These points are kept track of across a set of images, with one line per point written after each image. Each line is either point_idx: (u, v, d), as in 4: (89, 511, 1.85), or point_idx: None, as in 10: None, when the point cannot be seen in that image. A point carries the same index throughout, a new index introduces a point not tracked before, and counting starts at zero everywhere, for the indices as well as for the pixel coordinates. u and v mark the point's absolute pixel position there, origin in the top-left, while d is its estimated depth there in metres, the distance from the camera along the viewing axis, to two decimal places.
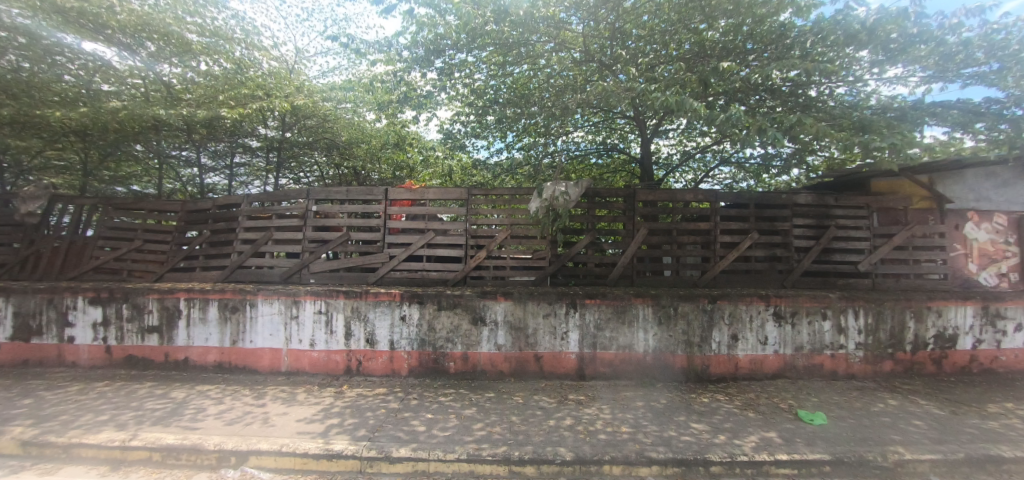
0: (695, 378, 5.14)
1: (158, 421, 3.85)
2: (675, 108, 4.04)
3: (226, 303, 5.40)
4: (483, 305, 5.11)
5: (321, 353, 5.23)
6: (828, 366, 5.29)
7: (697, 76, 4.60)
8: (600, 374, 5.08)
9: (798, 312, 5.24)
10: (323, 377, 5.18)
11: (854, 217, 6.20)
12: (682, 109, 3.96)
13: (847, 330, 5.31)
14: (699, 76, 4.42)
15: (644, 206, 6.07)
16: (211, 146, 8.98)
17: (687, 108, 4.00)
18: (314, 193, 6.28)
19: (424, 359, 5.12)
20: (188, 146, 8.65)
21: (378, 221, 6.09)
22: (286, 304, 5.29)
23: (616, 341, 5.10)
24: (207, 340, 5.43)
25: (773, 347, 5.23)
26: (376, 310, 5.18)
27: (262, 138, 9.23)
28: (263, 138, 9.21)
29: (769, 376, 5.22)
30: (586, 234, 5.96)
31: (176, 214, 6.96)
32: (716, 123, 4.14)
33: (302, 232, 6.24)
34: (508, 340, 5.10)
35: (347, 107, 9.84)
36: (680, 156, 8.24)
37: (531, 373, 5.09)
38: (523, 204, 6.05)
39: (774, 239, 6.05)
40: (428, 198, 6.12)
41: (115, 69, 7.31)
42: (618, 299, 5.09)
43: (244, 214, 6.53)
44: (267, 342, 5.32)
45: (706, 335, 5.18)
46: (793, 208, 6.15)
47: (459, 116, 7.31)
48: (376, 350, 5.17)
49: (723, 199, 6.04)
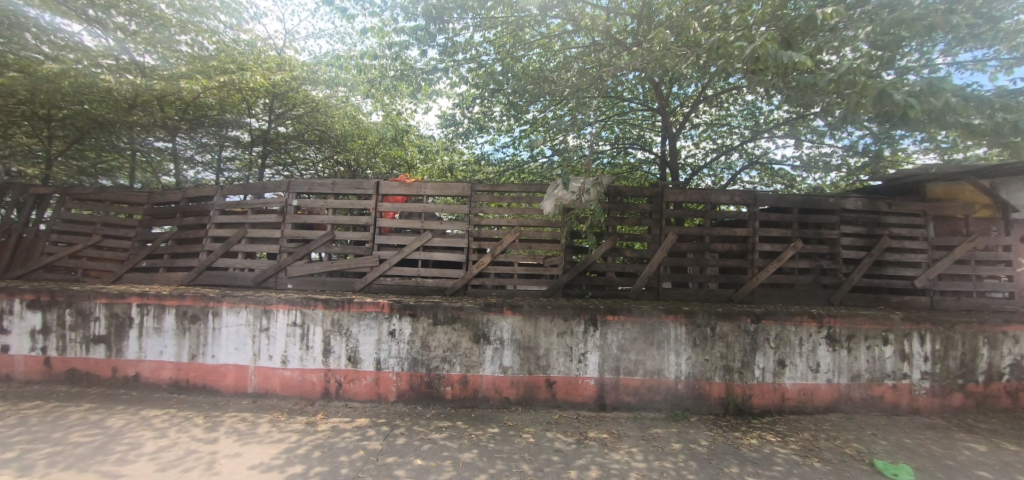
0: (735, 411, 4.35)
1: (75, 464, 3.04)
2: (759, 64, 2.99)
3: (185, 311, 4.60)
4: (487, 320, 4.32)
5: (294, 372, 4.43)
6: (889, 399, 4.53)
7: (777, 28, 3.56)
8: (624, 404, 4.29)
9: (855, 335, 4.48)
10: (296, 401, 4.37)
11: (909, 226, 5.47)
12: (772, 68, 2.97)
13: (911, 356, 4.56)
14: (779, 32, 3.46)
15: (672, 208, 5.28)
16: (193, 135, 8.25)
17: (776, 66, 3.10)
18: (296, 186, 5.49)
19: (416, 382, 4.31)
20: (164, 132, 7.86)
21: (368, 219, 5.31)
22: (255, 313, 4.50)
23: (642, 365, 4.32)
24: (162, 354, 4.63)
25: (826, 376, 4.46)
26: (360, 324, 4.38)
27: (249, 130, 8.65)
28: (250, 128, 8.65)
29: (821, 410, 4.44)
30: (605, 238, 5.17)
31: (142, 207, 6.18)
32: (815, 86, 3.14)
33: (279, 231, 5.44)
34: (515, 361, 4.31)
35: (341, 95, 9.13)
36: (700, 157, 7.60)
37: (541, 402, 4.28)
38: (534, 203, 5.28)
39: (820, 248, 5.29)
40: (425, 194, 5.34)
41: (85, 47, 6.47)
42: (645, 316, 4.32)
43: (216, 208, 5.77)
44: (231, 358, 4.52)
45: (748, 360, 4.40)
46: (842, 215, 5.37)
47: (461, 104, 6.55)
48: (359, 371, 4.36)
49: (763, 202, 5.27)
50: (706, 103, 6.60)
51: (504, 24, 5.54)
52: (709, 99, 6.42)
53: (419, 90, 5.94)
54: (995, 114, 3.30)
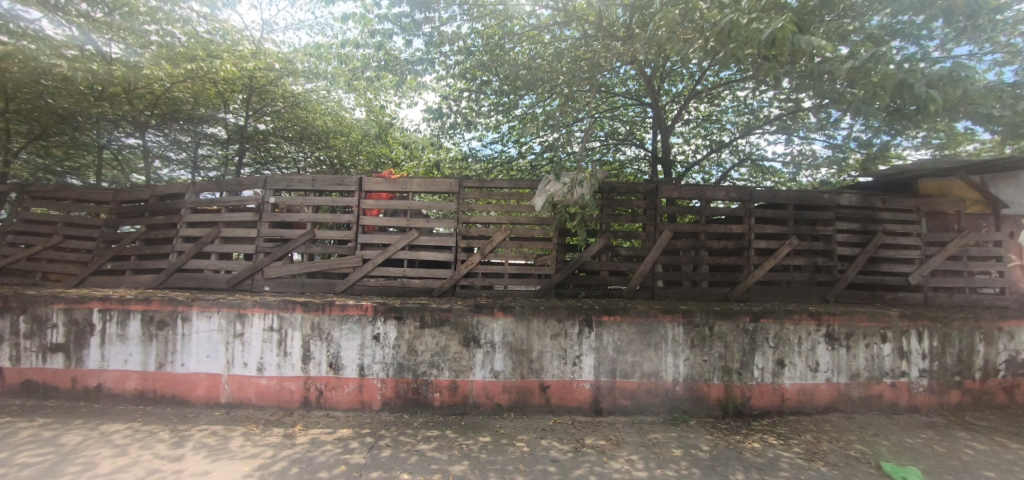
0: (735, 412, 4.22)
1: None
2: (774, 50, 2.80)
3: (151, 316, 4.28)
4: (477, 322, 4.10)
5: (271, 380, 4.15)
6: (887, 398, 4.45)
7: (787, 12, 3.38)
8: (621, 408, 4.12)
9: (854, 333, 4.40)
10: (272, 411, 4.09)
11: (902, 222, 5.42)
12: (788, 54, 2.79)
13: (909, 354, 4.49)
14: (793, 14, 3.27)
15: (667, 205, 5.13)
16: (166, 130, 7.85)
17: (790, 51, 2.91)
18: (273, 182, 5.19)
19: (402, 389, 4.07)
20: (135, 127, 7.48)
21: (350, 217, 5.04)
22: (229, 318, 4.20)
23: (639, 367, 4.15)
24: (127, 362, 4.30)
25: (825, 375, 4.36)
26: (343, 328, 4.11)
27: (226, 125, 8.29)
28: (227, 123, 8.28)
29: (821, 410, 4.34)
30: (599, 236, 4.99)
31: (107, 205, 5.80)
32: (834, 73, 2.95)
33: (255, 230, 5.13)
34: (507, 365, 4.09)
35: (322, 90, 8.85)
36: (691, 153, 7.50)
37: (535, 407, 4.08)
38: (525, 200, 5.07)
39: (815, 245, 5.20)
40: (410, 191, 5.09)
41: (45, 36, 5.90)
42: (642, 316, 4.16)
43: (188, 206, 5.43)
44: (202, 366, 4.21)
45: (747, 360, 4.27)
46: (837, 211, 5.29)
47: (447, 99, 6.33)
48: (342, 378, 4.09)
49: (759, 198, 5.16)
50: (697, 98, 6.50)
51: (492, 15, 5.37)
52: (700, 94, 6.32)
53: (404, 83, 5.70)
54: (1008, 105, 3.19)
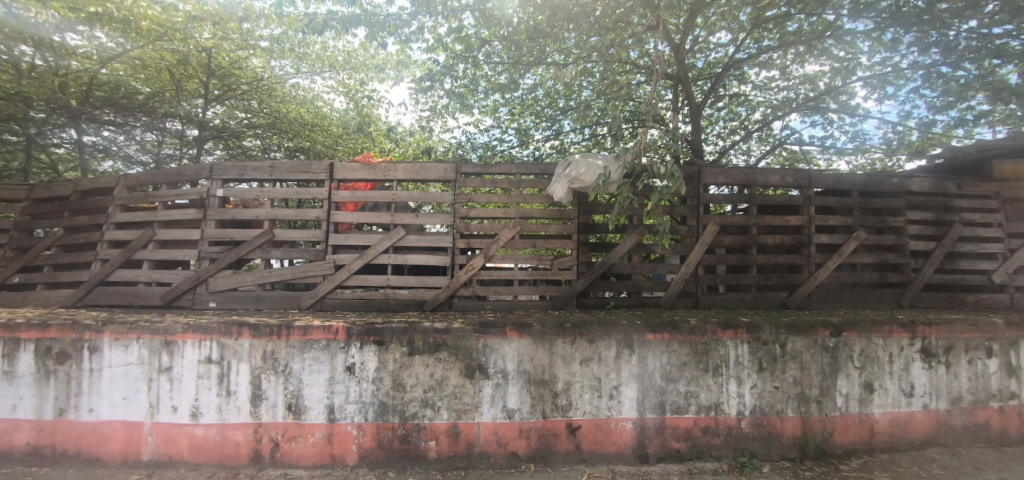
0: (816, 453, 3.29)
1: None
2: None
3: (48, 347, 3.21)
4: (483, 346, 3.12)
5: (208, 429, 3.10)
6: (996, 426, 3.57)
7: None
8: (673, 453, 3.16)
9: (953, 347, 3.53)
10: (210, 471, 3.04)
11: (980, 211, 4.59)
12: None
13: (1019, 370, 3.63)
14: None
15: (709, 193, 4.19)
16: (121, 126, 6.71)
17: None
18: (221, 170, 4.13)
19: (385, 438, 3.05)
20: (84, 124, 6.41)
21: (319, 214, 4.02)
22: (152, 348, 3.16)
23: (695, 399, 3.21)
24: (16, 409, 3.21)
25: (921, 401, 3.48)
26: (305, 357, 3.09)
27: (192, 120, 7.11)
28: (195, 119, 7.13)
29: (918, 446, 3.44)
30: (629, 232, 4.03)
31: (20, 204, 4.68)
32: None
33: (198, 231, 4.06)
34: (524, 401, 3.11)
35: (292, 76, 7.86)
36: (716, 139, 6.62)
37: (561, 457, 3.09)
38: (536, 190, 4.09)
39: (885, 239, 4.32)
40: (394, 179, 4.09)
41: None
42: (697, 332, 3.22)
43: (116, 203, 4.35)
44: (119, 411, 3.16)
45: (829, 386, 3.35)
46: (908, 198, 4.43)
47: (436, 74, 5.43)
48: (304, 425, 3.07)
49: (818, 182, 4.26)
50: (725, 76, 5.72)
51: None
52: (732, 67, 5.48)
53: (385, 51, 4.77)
54: None
